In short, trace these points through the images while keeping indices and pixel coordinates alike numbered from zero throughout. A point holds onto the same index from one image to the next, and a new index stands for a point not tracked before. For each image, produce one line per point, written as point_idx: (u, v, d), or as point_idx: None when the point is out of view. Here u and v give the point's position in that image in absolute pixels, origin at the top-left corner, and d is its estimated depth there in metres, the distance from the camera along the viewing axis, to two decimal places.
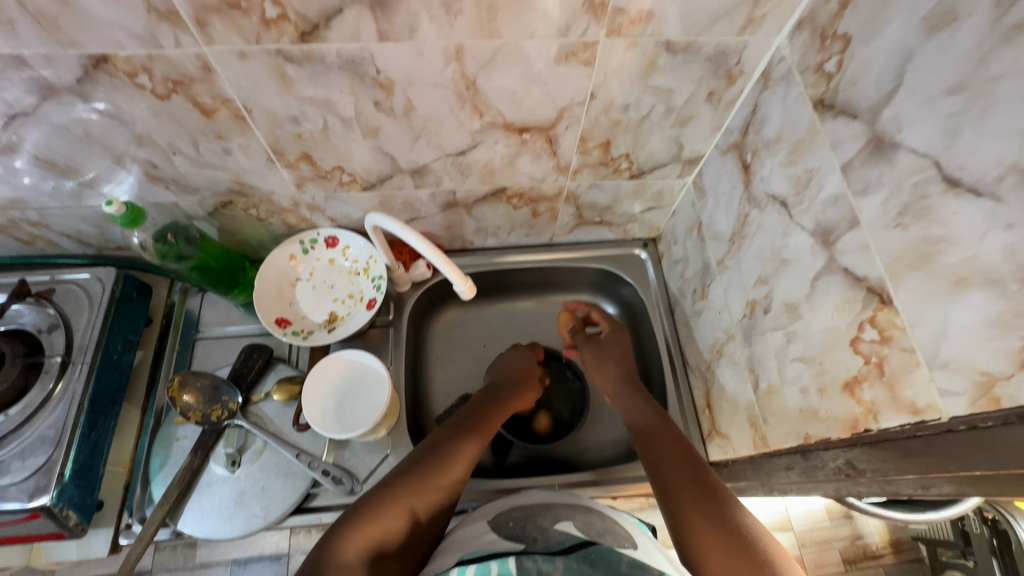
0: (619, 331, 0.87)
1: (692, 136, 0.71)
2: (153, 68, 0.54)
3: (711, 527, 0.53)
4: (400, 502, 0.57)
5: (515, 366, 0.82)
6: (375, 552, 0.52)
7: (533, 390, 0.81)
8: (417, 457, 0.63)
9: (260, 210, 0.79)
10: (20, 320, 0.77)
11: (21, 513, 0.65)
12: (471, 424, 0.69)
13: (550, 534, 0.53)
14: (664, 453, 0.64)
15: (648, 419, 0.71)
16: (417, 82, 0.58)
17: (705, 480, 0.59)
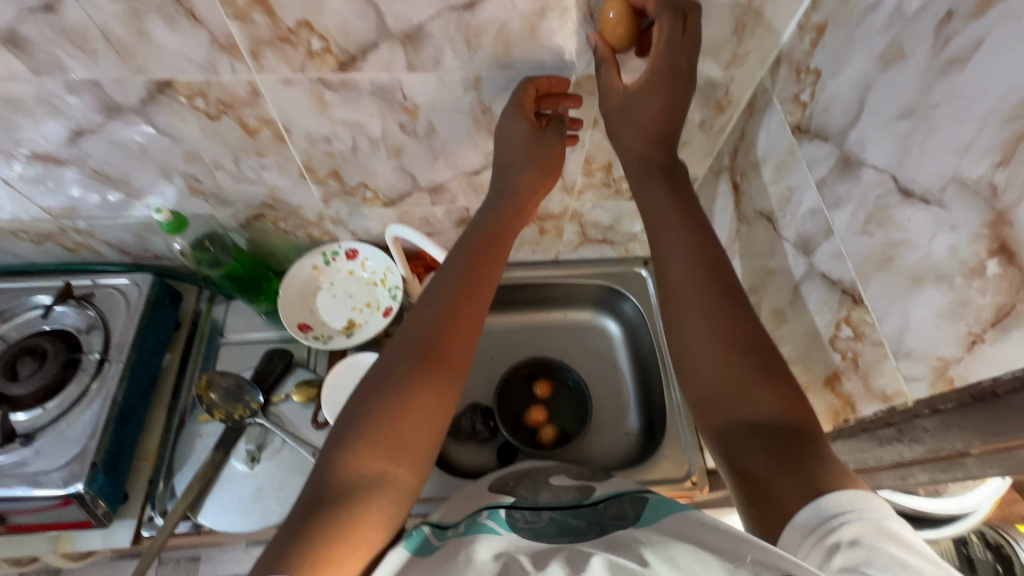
0: (674, 49, 0.55)
1: (687, 160, 0.77)
2: (209, 92, 0.61)
3: (739, 400, 0.48)
4: (401, 415, 0.51)
5: (531, 155, 0.64)
6: (383, 466, 0.48)
7: (554, 173, 0.67)
8: (404, 372, 0.53)
9: (288, 223, 0.86)
10: (64, 320, 0.84)
11: (54, 499, 0.70)
12: (460, 299, 0.59)
13: (542, 495, 0.59)
14: (690, 311, 0.54)
15: (676, 250, 0.57)
16: (439, 107, 0.66)
17: (737, 333, 0.51)
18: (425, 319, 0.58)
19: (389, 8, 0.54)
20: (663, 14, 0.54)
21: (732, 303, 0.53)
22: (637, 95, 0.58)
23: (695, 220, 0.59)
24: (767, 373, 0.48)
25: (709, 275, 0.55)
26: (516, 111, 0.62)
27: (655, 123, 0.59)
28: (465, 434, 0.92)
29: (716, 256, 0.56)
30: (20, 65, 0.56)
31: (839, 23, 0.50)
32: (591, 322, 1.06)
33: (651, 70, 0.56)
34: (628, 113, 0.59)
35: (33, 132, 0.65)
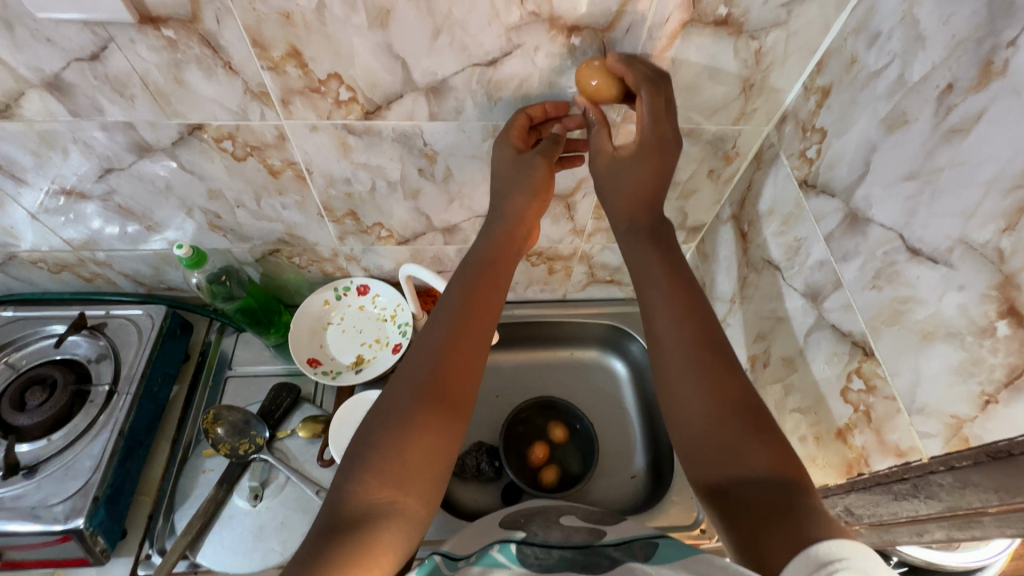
0: (659, 121, 0.55)
1: (696, 207, 0.79)
2: (238, 135, 0.64)
3: (730, 448, 0.48)
4: (406, 447, 0.51)
5: (520, 179, 0.62)
6: (389, 495, 0.48)
7: (543, 194, 0.64)
8: (407, 403, 0.53)
9: (303, 259, 0.87)
10: (75, 350, 0.84)
11: (54, 534, 0.69)
12: (464, 326, 0.59)
13: (551, 531, 0.61)
14: (677, 358, 0.54)
15: (662, 296, 0.57)
16: (457, 153, 0.68)
17: (725, 381, 0.52)
18: (421, 350, 0.57)
19: (417, 64, 0.57)
20: (642, 88, 0.53)
21: (719, 351, 0.54)
22: (625, 161, 0.58)
23: (678, 267, 0.60)
24: (754, 423, 0.49)
25: (694, 322, 0.56)
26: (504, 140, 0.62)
27: (640, 190, 0.59)
28: (470, 473, 0.90)
29: (702, 304, 0.57)
30: (60, 107, 0.59)
31: (844, 87, 0.53)
32: (597, 361, 1.06)
33: (641, 140, 0.56)
34: (617, 182, 0.59)
35: (64, 169, 0.67)
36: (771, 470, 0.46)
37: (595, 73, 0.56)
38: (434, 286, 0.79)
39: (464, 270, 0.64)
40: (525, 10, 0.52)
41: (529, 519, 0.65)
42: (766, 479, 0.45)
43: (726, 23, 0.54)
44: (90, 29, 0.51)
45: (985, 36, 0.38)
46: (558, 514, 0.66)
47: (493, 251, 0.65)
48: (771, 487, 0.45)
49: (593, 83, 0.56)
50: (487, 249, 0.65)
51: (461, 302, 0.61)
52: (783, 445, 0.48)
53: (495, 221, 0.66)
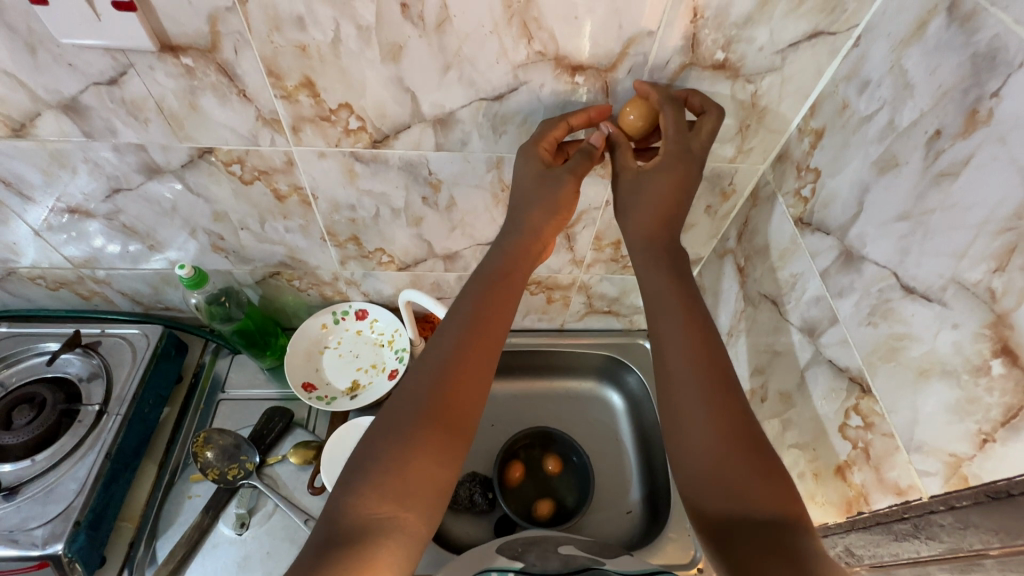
0: (683, 134, 0.56)
1: (694, 241, 0.80)
2: (247, 160, 0.65)
3: (734, 482, 0.48)
4: (408, 459, 0.50)
5: (544, 195, 0.61)
6: (391, 510, 0.48)
7: (565, 212, 0.63)
8: (410, 421, 0.52)
9: (302, 282, 0.87)
10: (67, 367, 0.83)
11: (31, 560, 0.66)
12: (461, 344, 0.57)
13: (550, 561, 0.63)
14: (688, 387, 0.53)
15: (669, 330, 0.56)
16: (461, 182, 0.69)
17: (731, 415, 0.52)
18: (421, 368, 0.56)
19: (425, 97, 0.58)
20: (666, 104, 0.56)
21: (730, 386, 0.53)
22: (649, 175, 0.57)
23: (690, 292, 0.58)
24: (760, 459, 0.49)
25: (709, 352, 0.55)
26: (530, 152, 0.60)
27: (663, 208, 0.58)
28: (462, 505, 0.89)
29: (716, 342, 0.55)
30: (74, 128, 0.60)
31: (837, 130, 0.55)
32: (594, 392, 1.06)
33: (663, 152, 0.56)
34: (636, 193, 0.58)
35: (71, 187, 0.67)
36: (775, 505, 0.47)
37: (635, 106, 0.57)
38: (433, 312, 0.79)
39: (469, 284, 0.63)
40: (531, 50, 0.55)
41: (528, 548, 0.65)
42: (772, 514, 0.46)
43: (724, 67, 0.57)
44: (111, 55, 0.53)
45: (970, 87, 0.40)
46: (556, 544, 0.67)
47: (502, 266, 0.63)
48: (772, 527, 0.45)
49: (631, 117, 0.58)
50: (500, 262, 0.63)
51: (469, 315, 0.59)
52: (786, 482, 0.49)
53: (508, 235, 0.64)
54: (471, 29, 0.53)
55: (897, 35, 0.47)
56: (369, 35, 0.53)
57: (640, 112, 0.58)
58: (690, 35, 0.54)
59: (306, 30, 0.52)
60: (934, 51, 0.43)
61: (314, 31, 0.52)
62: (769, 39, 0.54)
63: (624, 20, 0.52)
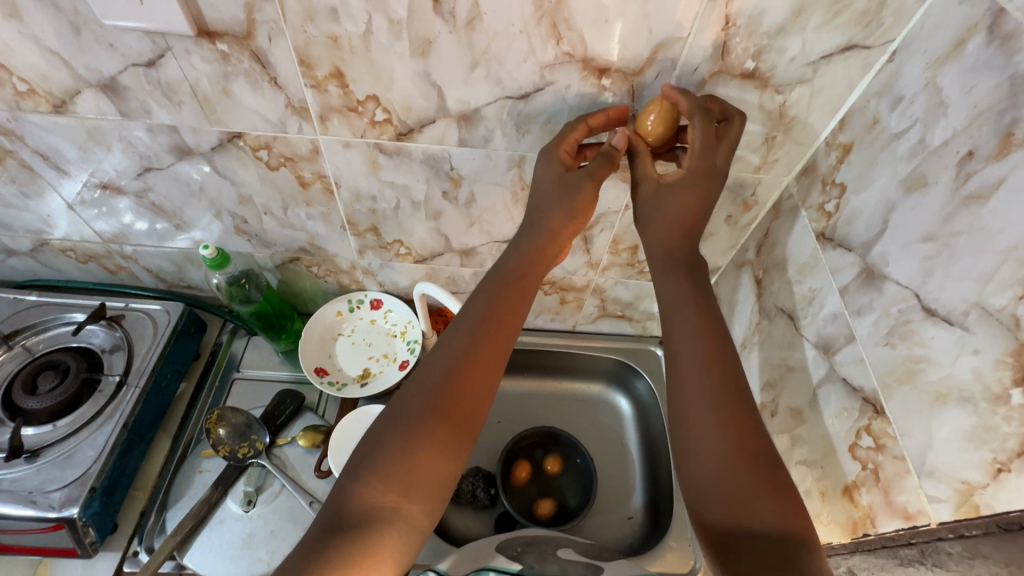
0: (709, 147, 0.54)
1: (712, 250, 0.80)
2: (274, 146, 0.66)
3: (740, 494, 0.48)
4: (414, 450, 0.51)
5: (563, 199, 0.60)
6: (394, 500, 0.49)
7: (582, 217, 0.62)
8: (417, 414, 0.53)
9: (321, 269, 0.89)
10: (92, 338, 0.86)
11: (47, 521, 0.68)
12: (472, 341, 0.58)
13: (548, 565, 0.62)
14: (701, 400, 0.53)
15: (683, 344, 0.56)
16: (482, 179, 0.70)
17: (742, 425, 0.51)
18: (434, 364, 0.56)
19: (452, 92, 0.59)
20: (695, 116, 0.53)
21: (740, 398, 0.53)
22: (671, 187, 0.57)
23: (705, 301, 0.58)
24: (771, 479, 0.49)
25: (722, 363, 0.55)
26: (550, 154, 0.60)
27: (681, 221, 0.58)
28: (465, 498, 0.90)
29: (730, 358, 0.55)
30: (110, 107, 0.62)
31: (865, 146, 0.54)
32: (603, 395, 1.06)
33: (686, 166, 0.55)
34: (658, 205, 0.58)
35: (105, 164, 0.69)
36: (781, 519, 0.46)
37: (655, 107, 0.56)
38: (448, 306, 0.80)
39: (485, 282, 0.63)
40: (559, 50, 0.55)
41: (526, 550, 0.65)
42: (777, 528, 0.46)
43: (753, 76, 0.56)
44: (151, 38, 0.54)
45: (1007, 109, 0.39)
46: (556, 546, 0.67)
47: (517, 268, 0.63)
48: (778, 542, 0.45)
49: (651, 118, 0.57)
50: (515, 263, 0.63)
51: (481, 315, 0.60)
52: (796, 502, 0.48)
53: (525, 235, 0.64)
54: (501, 28, 0.53)
55: (933, 52, 0.46)
56: (400, 29, 0.53)
57: (660, 113, 0.56)
58: (721, 43, 0.53)
59: (339, 22, 0.53)
60: (971, 70, 0.42)
61: (346, 23, 0.53)
62: (801, 49, 0.54)
63: (655, 24, 0.52)
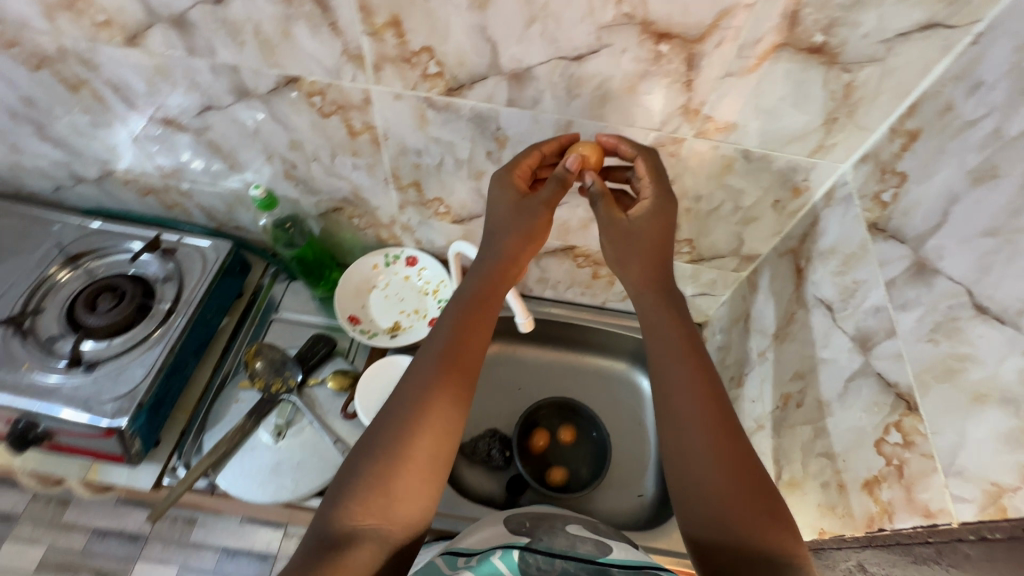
0: (659, 180, 0.62)
1: (753, 235, 0.79)
2: (328, 93, 0.67)
3: (736, 519, 0.49)
4: (394, 470, 0.51)
5: (518, 222, 0.64)
6: (378, 521, 0.49)
7: (538, 239, 0.66)
8: (392, 434, 0.53)
9: (362, 221, 0.91)
10: (146, 267, 0.90)
11: (99, 428, 0.74)
12: (467, 349, 0.60)
13: (556, 538, 0.59)
14: (693, 429, 0.54)
15: (668, 373, 0.58)
16: (527, 142, 0.70)
17: (727, 446, 0.53)
18: (431, 368, 0.57)
19: (506, 49, 0.59)
20: (639, 152, 0.62)
21: (722, 421, 0.54)
22: (640, 218, 0.62)
23: (675, 329, 0.60)
24: (764, 502, 0.50)
25: (696, 390, 0.56)
26: (505, 181, 0.64)
27: (651, 255, 0.62)
28: (480, 457, 0.96)
29: (709, 382, 0.57)
30: (178, 42, 0.64)
31: (934, 133, 0.51)
32: (625, 374, 1.07)
33: (650, 199, 0.62)
34: (630, 240, 0.62)
35: (169, 99, 0.73)
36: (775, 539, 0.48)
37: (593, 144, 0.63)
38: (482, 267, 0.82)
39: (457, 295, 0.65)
40: (619, 11, 0.54)
41: (534, 526, 0.64)
42: (774, 548, 0.47)
43: (820, 51, 0.54)
44: None
45: None
46: (564, 523, 0.65)
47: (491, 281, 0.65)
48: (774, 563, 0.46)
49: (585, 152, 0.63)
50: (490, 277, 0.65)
51: (458, 326, 0.61)
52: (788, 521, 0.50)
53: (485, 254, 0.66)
54: None
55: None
56: None
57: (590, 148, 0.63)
58: (790, 13, 0.51)
59: None
60: None
61: None
62: (876, 26, 0.51)
63: None
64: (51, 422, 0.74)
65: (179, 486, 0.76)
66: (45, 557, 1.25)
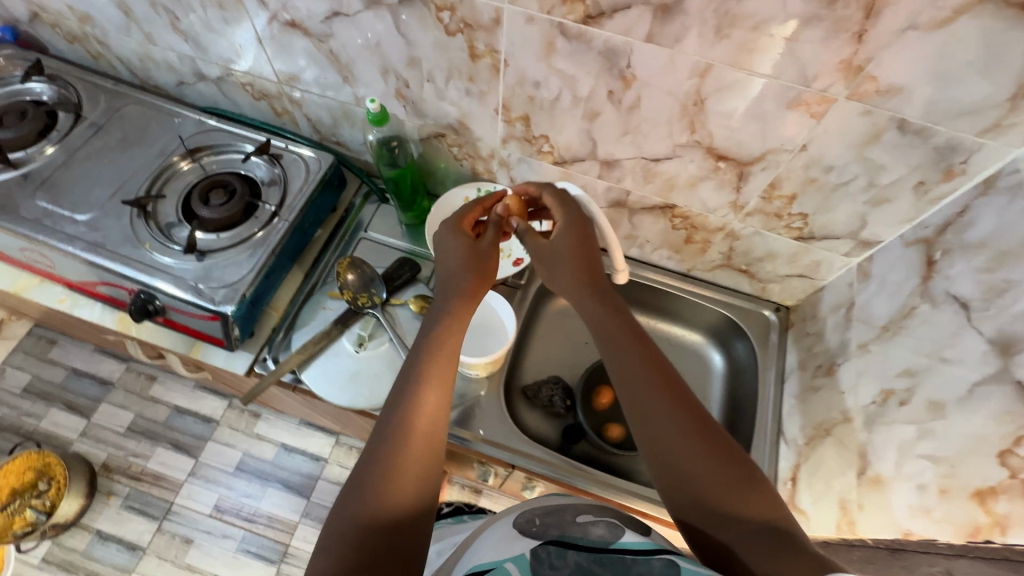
0: (564, 203, 0.74)
1: (880, 218, 0.72)
2: (458, 9, 0.65)
3: (721, 494, 0.50)
4: (396, 459, 0.52)
5: (477, 260, 0.71)
6: (384, 507, 0.49)
7: (494, 275, 0.72)
8: (387, 430, 0.54)
9: (461, 151, 0.91)
10: (255, 170, 0.95)
11: (207, 311, 0.80)
12: (447, 335, 0.63)
13: (573, 530, 0.50)
14: (663, 419, 0.55)
15: (616, 364, 0.61)
16: (655, 85, 0.66)
17: (693, 419, 0.55)
18: (413, 358, 0.60)
19: None
20: (545, 191, 0.75)
21: (675, 394, 0.57)
22: (564, 239, 0.71)
23: (616, 323, 0.64)
24: (739, 468, 0.52)
25: (644, 375, 0.59)
26: (456, 230, 0.73)
27: (582, 270, 0.69)
28: (541, 402, 0.99)
29: (654, 362, 0.60)
30: None
31: None
32: (696, 346, 1.05)
33: (564, 224, 0.72)
34: (562, 258, 0.71)
35: (300, 2, 0.73)
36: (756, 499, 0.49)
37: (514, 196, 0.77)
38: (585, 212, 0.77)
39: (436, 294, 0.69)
40: None
41: (545, 520, 0.53)
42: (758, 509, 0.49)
43: None
44: None
45: None
46: (575, 513, 0.53)
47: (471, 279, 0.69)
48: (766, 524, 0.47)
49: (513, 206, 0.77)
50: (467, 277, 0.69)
51: (440, 314, 0.65)
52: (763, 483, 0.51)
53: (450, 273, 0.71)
54: None
55: None
56: None
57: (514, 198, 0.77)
58: None
59: None
60: None
61: None
62: None
63: None
64: (166, 299, 0.81)
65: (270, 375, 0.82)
66: (135, 423, 1.40)
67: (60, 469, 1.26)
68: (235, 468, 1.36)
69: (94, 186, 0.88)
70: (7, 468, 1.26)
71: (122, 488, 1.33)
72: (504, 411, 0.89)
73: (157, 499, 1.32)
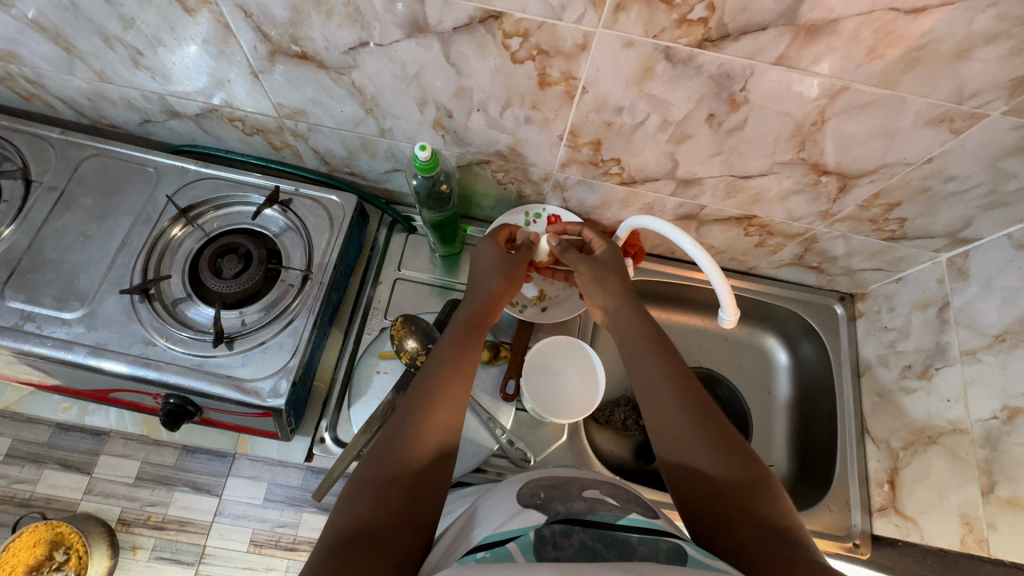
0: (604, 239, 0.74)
1: (987, 220, 0.68)
2: (534, 35, 0.53)
3: (735, 498, 0.50)
4: (403, 465, 0.51)
5: (505, 268, 0.71)
6: (384, 512, 0.48)
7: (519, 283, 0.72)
8: (400, 433, 0.54)
9: (506, 176, 0.79)
10: (267, 223, 0.81)
11: (256, 408, 0.69)
12: (467, 349, 0.62)
13: (575, 504, 0.50)
14: (684, 422, 0.55)
15: (650, 361, 0.60)
16: (770, 106, 0.56)
17: (720, 428, 0.55)
18: (433, 367, 0.60)
19: None
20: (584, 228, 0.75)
21: (707, 405, 0.57)
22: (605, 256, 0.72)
23: (652, 327, 0.64)
24: (762, 480, 0.52)
25: (679, 378, 0.58)
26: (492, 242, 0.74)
27: (622, 278, 0.69)
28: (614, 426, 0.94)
29: (686, 366, 0.60)
30: None
31: None
32: (756, 342, 1.01)
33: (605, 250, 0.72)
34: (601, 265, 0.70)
35: (315, 30, 0.57)
36: (774, 510, 0.49)
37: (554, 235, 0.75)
38: (680, 245, 0.68)
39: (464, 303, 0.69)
40: None
41: (550, 496, 0.52)
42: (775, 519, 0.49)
43: None
44: None
45: None
46: (582, 491, 0.53)
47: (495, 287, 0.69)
48: (778, 533, 0.48)
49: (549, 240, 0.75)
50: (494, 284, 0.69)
51: (465, 324, 0.65)
52: (776, 489, 0.52)
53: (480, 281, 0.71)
54: None
55: None
56: None
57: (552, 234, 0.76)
58: None
59: None
60: None
61: None
62: None
63: None
64: (202, 400, 0.69)
65: (337, 466, 0.72)
66: (142, 471, 0.90)
67: (77, 537, 0.83)
68: (264, 500, 0.88)
69: (79, 272, 0.73)
70: (11, 545, 0.83)
71: (149, 540, 0.87)
72: (589, 451, 0.82)
73: (187, 547, 0.86)
